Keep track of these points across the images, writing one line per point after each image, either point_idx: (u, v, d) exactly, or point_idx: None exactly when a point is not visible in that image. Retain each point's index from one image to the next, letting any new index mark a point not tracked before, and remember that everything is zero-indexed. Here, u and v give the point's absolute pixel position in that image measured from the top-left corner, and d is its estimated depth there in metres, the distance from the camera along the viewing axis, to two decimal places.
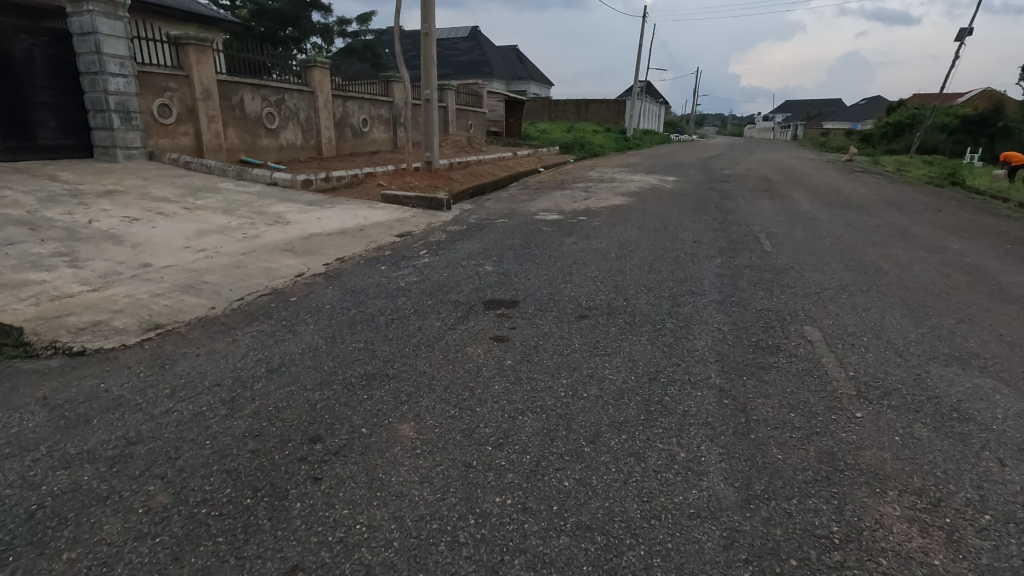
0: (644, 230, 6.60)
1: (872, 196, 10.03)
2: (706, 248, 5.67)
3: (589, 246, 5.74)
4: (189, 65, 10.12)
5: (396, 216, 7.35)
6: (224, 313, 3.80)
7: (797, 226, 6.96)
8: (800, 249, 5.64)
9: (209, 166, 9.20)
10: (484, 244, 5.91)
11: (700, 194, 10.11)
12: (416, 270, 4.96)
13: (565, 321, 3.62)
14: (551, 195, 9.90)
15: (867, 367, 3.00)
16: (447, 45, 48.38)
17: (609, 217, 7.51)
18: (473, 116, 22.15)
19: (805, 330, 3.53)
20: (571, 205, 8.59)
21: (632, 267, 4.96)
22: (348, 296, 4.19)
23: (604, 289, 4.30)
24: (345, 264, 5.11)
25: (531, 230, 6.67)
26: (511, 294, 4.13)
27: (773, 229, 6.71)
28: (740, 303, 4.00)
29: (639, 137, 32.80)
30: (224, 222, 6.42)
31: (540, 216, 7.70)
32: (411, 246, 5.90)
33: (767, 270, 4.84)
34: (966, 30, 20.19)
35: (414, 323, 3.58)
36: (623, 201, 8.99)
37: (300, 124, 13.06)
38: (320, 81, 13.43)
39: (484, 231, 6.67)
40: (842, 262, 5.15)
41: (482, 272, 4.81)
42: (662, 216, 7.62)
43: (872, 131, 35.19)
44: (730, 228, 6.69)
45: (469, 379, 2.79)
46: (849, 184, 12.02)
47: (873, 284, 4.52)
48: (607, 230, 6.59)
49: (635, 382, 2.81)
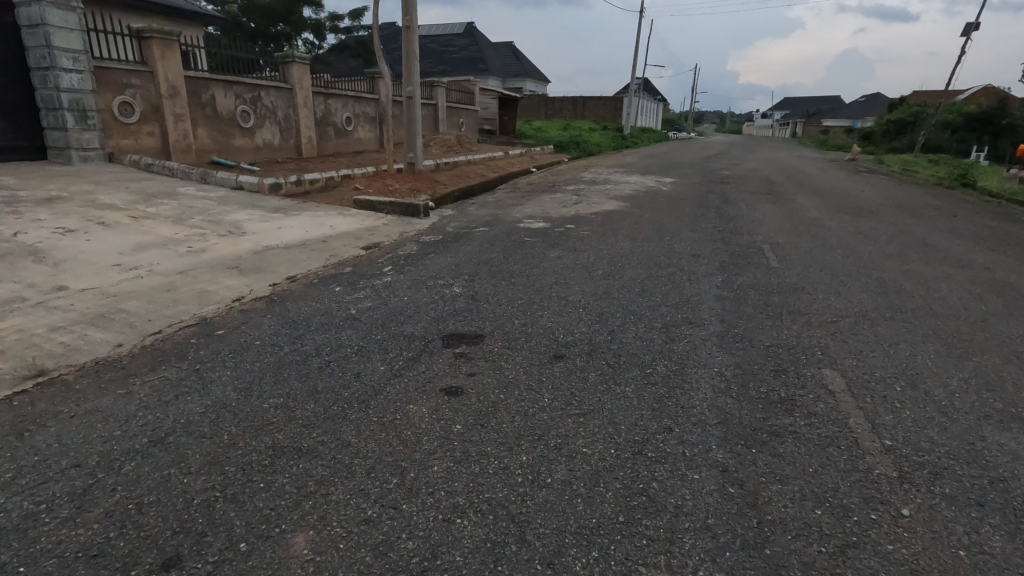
0: (636, 241, 6.00)
1: (881, 200, 9.42)
2: (704, 264, 5.07)
3: (573, 261, 5.14)
4: (153, 59, 9.51)
5: (366, 224, 6.75)
6: (128, 352, 3.19)
7: (804, 236, 6.38)
8: (809, 265, 5.05)
9: (171, 169, 8.58)
10: (458, 259, 5.32)
11: (699, 197, 9.52)
12: (375, 290, 4.37)
13: (534, 364, 3.02)
14: (539, 199, 9.29)
15: (907, 431, 2.40)
16: (442, 41, 47.64)
17: (600, 226, 6.91)
18: (464, 114, 21.50)
19: (824, 375, 2.92)
20: (559, 211, 7.99)
21: (619, 288, 4.36)
22: (285, 328, 3.59)
23: (585, 318, 3.70)
24: (295, 285, 4.51)
25: (513, 241, 6.06)
26: (476, 327, 3.53)
27: (778, 239, 6.11)
28: (743, 337, 3.40)
29: (636, 135, 32.18)
30: (171, 232, 5.81)
31: (524, 224, 7.09)
32: (375, 261, 5.29)
33: (774, 293, 4.24)
34: (972, 24, 19.58)
35: (352, 367, 2.98)
36: (616, 206, 8.38)
37: (277, 123, 12.42)
38: (299, 77, 12.81)
39: (461, 242, 6.08)
40: (858, 282, 4.56)
41: (449, 294, 4.22)
42: (657, 223, 7.03)
43: (874, 128, 34.57)
44: (731, 239, 6.09)
45: (402, 455, 2.18)
46: (855, 186, 11.45)
47: (896, 310, 3.93)
48: (595, 241, 5.99)
49: (615, 458, 2.20)
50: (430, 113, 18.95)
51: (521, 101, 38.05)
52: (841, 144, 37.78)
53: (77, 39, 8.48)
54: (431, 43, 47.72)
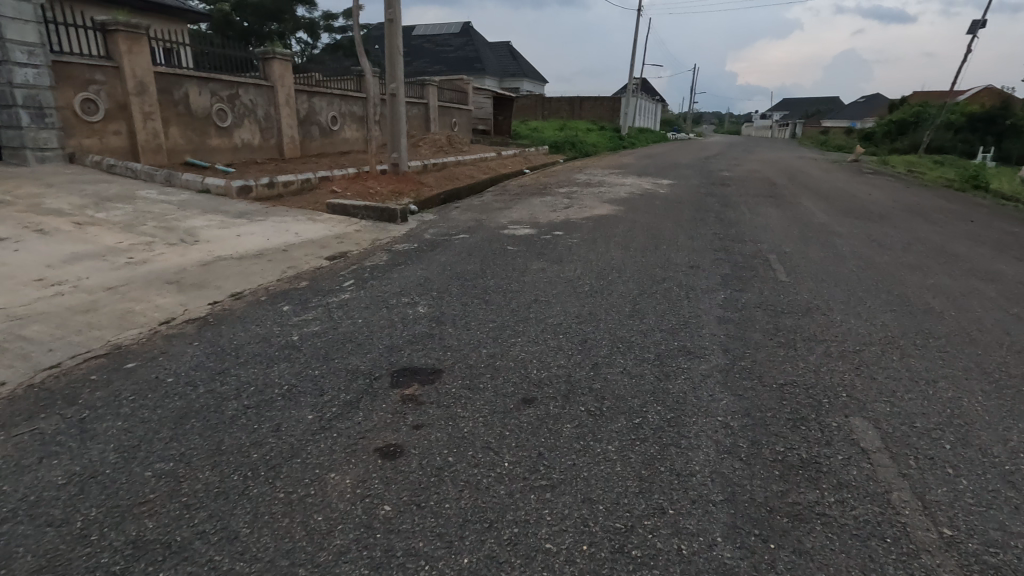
0: (629, 250, 5.46)
1: (891, 203, 8.91)
2: (704, 278, 4.52)
3: (557, 274, 4.59)
4: (119, 54, 8.97)
5: (337, 231, 6.21)
6: (8, 393, 2.64)
7: (812, 244, 5.85)
8: (821, 279, 4.51)
9: (135, 170, 8.04)
10: (429, 271, 4.78)
11: (698, 200, 8.98)
12: (328, 310, 3.82)
13: (496, 411, 2.47)
14: (528, 203, 8.76)
15: (968, 515, 1.86)
16: (438, 41, 47.08)
17: (590, 232, 6.38)
18: (457, 114, 20.95)
19: (853, 427, 2.38)
20: (548, 215, 7.45)
21: (607, 307, 3.81)
22: (210, 359, 3.04)
23: (565, 347, 3.16)
24: (238, 303, 3.96)
25: (494, 250, 5.52)
26: (435, 359, 2.98)
27: (784, 248, 5.59)
28: (750, 373, 2.86)
29: (634, 136, 31.70)
30: (115, 240, 5.26)
31: (508, 230, 6.56)
32: (338, 274, 4.75)
33: (785, 314, 3.70)
34: (978, 21, 19.10)
35: (273, 416, 2.42)
36: (609, 210, 7.85)
37: (256, 122, 11.88)
38: (281, 74, 12.26)
39: (437, 251, 5.54)
40: (878, 300, 4.02)
41: (411, 316, 3.67)
42: (653, 230, 6.49)
43: (875, 129, 34.11)
44: (733, 248, 5.55)
45: (304, 555, 1.65)
46: (861, 187, 10.94)
47: (926, 335, 3.39)
48: (584, 251, 5.45)
49: (588, 560, 1.66)
50: (421, 113, 18.40)
51: (517, 101, 37.54)
52: (841, 144, 37.32)
53: (32, 31, 7.99)
54: (427, 43, 47.16)
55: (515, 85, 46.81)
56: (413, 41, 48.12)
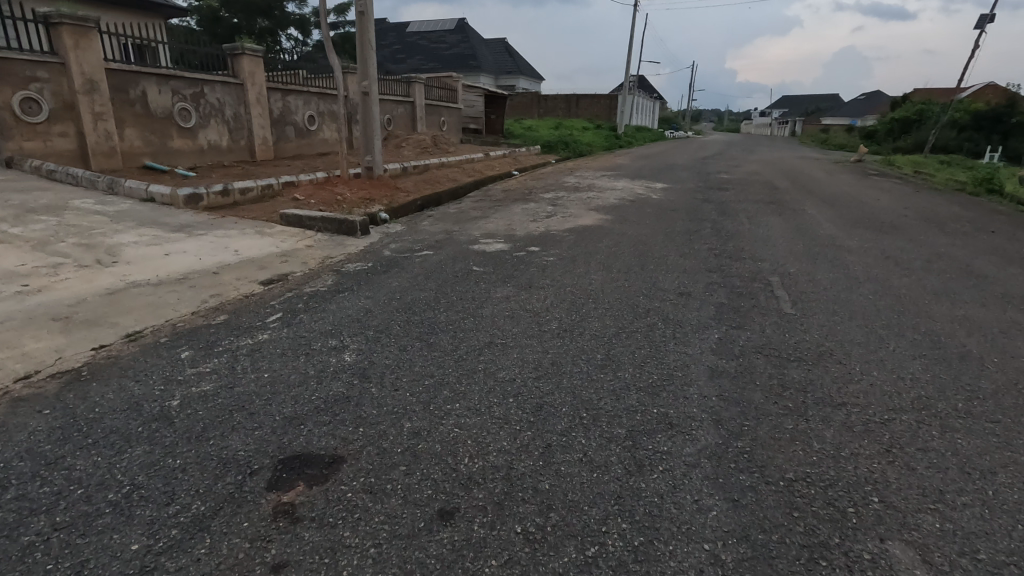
0: (610, 271, 4.78)
1: (901, 210, 8.24)
2: (693, 310, 3.83)
3: (521, 306, 3.91)
4: (64, 49, 8.29)
5: (284, 248, 5.52)
6: None
7: (819, 262, 5.18)
8: (830, 312, 3.83)
9: (76, 176, 7.38)
10: (375, 300, 4.10)
11: (693, 208, 8.29)
12: (234, 357, 3.14)
13: (394, 534, 1.79)
14: (509, 210, 8.09)
15: None
16: (432, 38, 46.28)
17: (570, 247, 5.70)
18: (446, 112, 20.21)
19: (892, 562, 1.70)
20: (527, 227, 6.76)
21: (572, 354, 3.14)
22: (49, 438, 2.34)
23: (510, 417, 2.48)
24: (130, 348, 3.27)
25: (457, 271, 4.85)
26: (337, 440, 2.30)
27: (786, 268, 4.92)
28: (746, 462, 2.18)
29: (631, 135, 31.01)
30: (19, 261, 4.58)
31: (479, 245, 5.87)
32: (268, 304, 4.08)
33: (790, 364, 3.03)
34: (986, 15, 18.40)
35: (82, 546, 1.74)
36: (595, 220, 7.17)
37: (223, 123, 11.18)
38: (250, 72, 11.57)
39: (392, 273, 4.86)
40: (901, 341, 3.35)
41: (331, 367, 2.99)
42: (640, 245, 5.81)
43: (877, 126, 33.44)
44: (729, 269, 4.86)
45: None
46: (866, 191, 10.27)
47: (966, 394, 2.73)
48: (559, 272, 4.77)
49: None
50: (407, 112, 17.68)
51: (512, 99, 36.81)
52: (842, 142, 36.66)
53: None
54: (422, 40, 46.35)
55: (511, 83, 46.05)
56: (407, 38, 47.32)
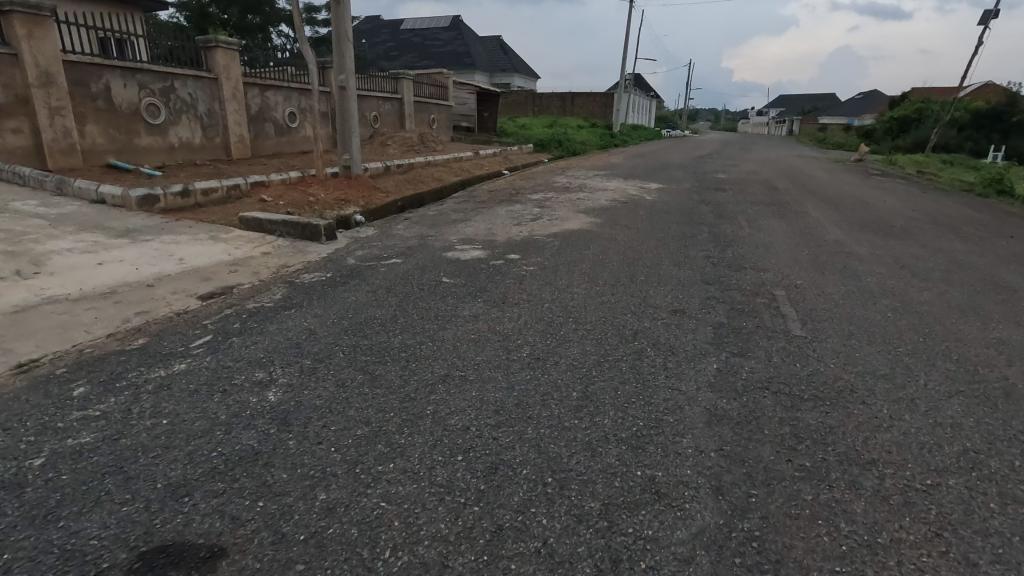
0: (596, 284, 4.26)
1: (909, 212, 7.77)
2: (688, 334, 3.32)
3: (489, 328, 3.39)
4: (16, 39, 7.72)
5: (237, 256, 4.99)
6: None
7: (827, 273, 4.68)
8: (845, 334, 3.33)
9: (23, 175, 6.83)
10: (323, 320, 3.57)
11: (689, 210, 7.78)
12: (135, 396, 2.60)
13: None
14: (493, 213, 7.58)
15: None
16: (426, 35, 45.66)
17: (553, 254, 5.18)
18: (436, 110, 19.66)
19: None
20: (509, 232, 6.23)
21: (541, 393, 2.61)
22: None
23: (454, 484, 1.96)
24: (14, 384, 2.73)
25: (423, 283, 4.33)
26: (225, 521, 1.77)
27: (790, 280, 4.43)
28: (754, 555, 1.66)
29: (627, 134, 30.55)
30: None
31: (453, 252, 5.35)
32: (199, 324, 3.54)
33: (803, 406, 2.52)
34: (989, 12, 17.99)
35: None
36: (583, 224, 6.65)
37: (196, 119, 10.62)
38: (225, 66, 11.02)
39: (351, 285, 4.33)
40: (931, 375, 2.84)
41: (247, 410, 2.46)
42: (631, 252, 5.29)
43: (875, 125, 33.05)
44: (728, 282, 4.35)
45: None
46: (871, 192, 9.77)
47: (1020, 447, 2.23)
48: (537, 285, 4.24)
49: None
50: (394, 109, 17.12)
51: (506, 97, 36.29)
52: (839, 142, 36.29)
53: None
54: (416, 37, 45.72)
55: (506, 81, 45.56)
56: (401, 35, 46.68)
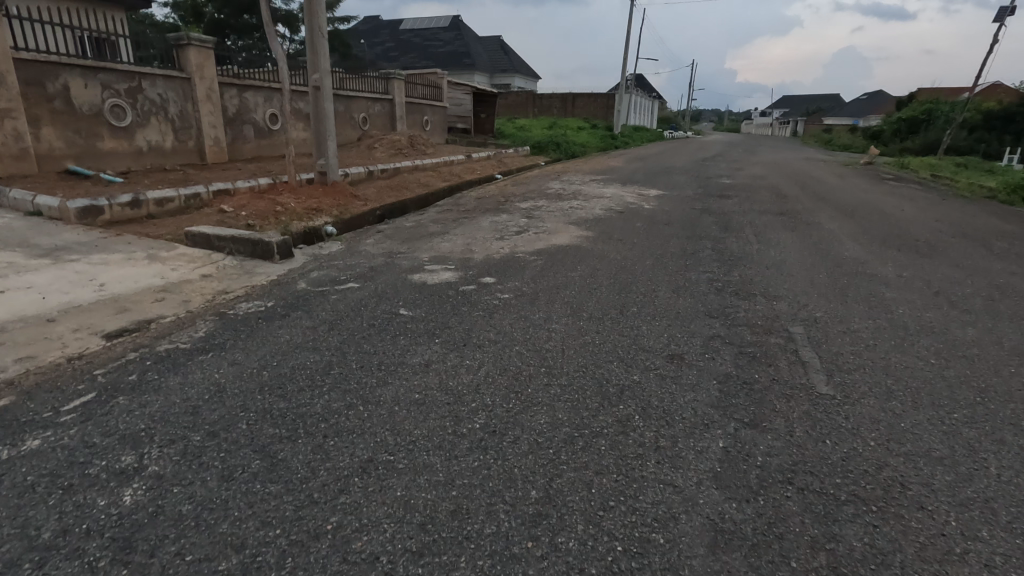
0: (578, 318, 3.61)
1: (931, 223, 7.09)
2: (686, 393, 2.66)
3: (440, 384, 2.74)
4: None
5: (169, 281, 4.35)
6: None
7: (850, 302, 4.02)
8: (881, 395, 2.67)
9: None
10: (240, 369, 2.93)
11: (691, 220, 7.13)
12: None
13: None
14: (475, 224, 6.94)
15: None
16: (426, 35, 45.10)
17: (534, 277, 4.53)
18: (430, 111, 19.03)
19: None
20: (489, 249, 5.60)
21: (489, 492, 1.96)
22: None
23: None
24: None
25: (376, 317, 3.68)
26: None
27: (808, 313, 3.77)
28: None
29: (628, 135, 29.88)
30: None
31: (421, 274, 4.70)
32: (88, 374, 2.90)
33: (839, 514, 1.87)
34: (1005, 8, 17.26)
35: None
36: (573, 238, 6.01)
37: (166, 122, 10.02)
38: (198, 65, 10.41)
39: (292, 317, 3.70)
40: (1002, 458, 2.18)
41: (83, 523, 1.81)
42: (623, 274, 4.65)
43: (883, 126, 32.24)
44: (734, 314, 3.70)
45: None
46: (886, 199, 9.10)
47: None
48: (510, 319, 3.60)
49: None
50: (385, 110, 16.50)
51: (506, 98, 35.67)
52: (845, 144, 35.54)
53: None
54: (415, 37, 45.15)
55: (506, 81, 44.94)
56: (400, 35, 46.13)
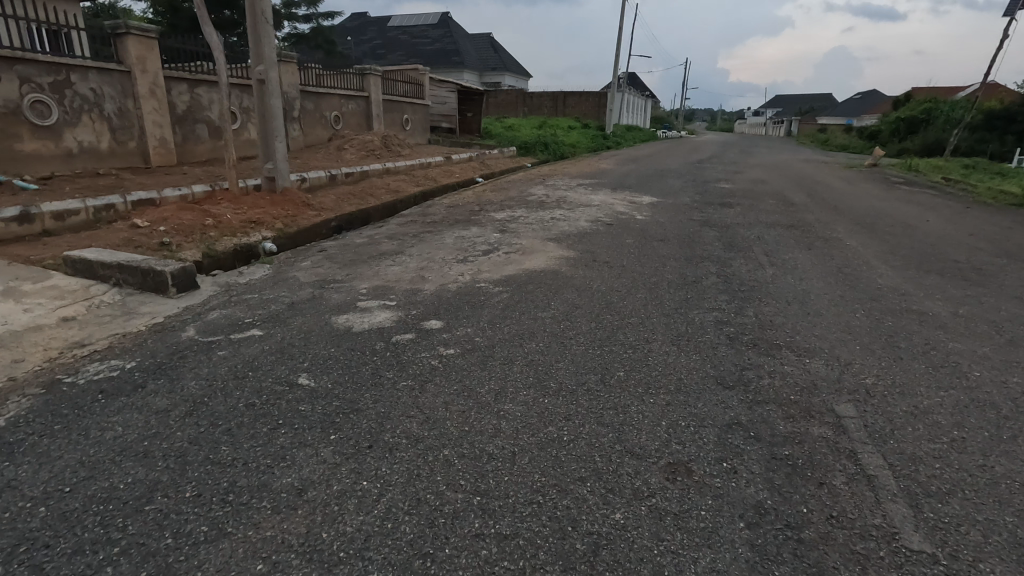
0: (543, 393, 2.61)
1: (965, 237, 6.16)
2: (697, 553, 1.68)
3: (309, 536, 1.73)
4: None
5: (9, 330, 3.30)
6: None
7: (905, 358, 3.04)
8: (1008, 557, 1.68)
9: None
10: (8, 503, 1.88)
11: (690, 234, 6.14)
12: None
13: None
14: (438, 239, 5.94)
15: None
16: (414, 32, 44.00)
17: (492, 321, 3.52)
18: (410, 109, 17.98)
19: None
20: (448, 275, 4.59)
21: None
22: None
23: None
24: None
25: (263, 390, 2.66)
26: None
27: (854, 379, 2.79)
28: None
29: (621, 135, 28.96)
30: None
31: (352, 314, 3.69)
32: None
33: None
34: (1014, 4, 16.46)
35: None
36: (550, 261, 5.00)
37: (102, 121, 8.91)
38: (140, 57, 9.32)
39: (147, 391, 2.65)
40: None
41: None
42: (607, 315, 3.64)
43: (881, 127, 31.52)
44: (756, 385, 2.71)
45: None
46: (903, 208, 8.18)
47: None
48: (447, 395, 2.59)
49: None
50: (360, 109, 15.42)
51: (495, 96, 34.65)
52: (842, 144, 34.79)
53: None
54: (403, 34, 43.99)
55: (497, 80, 43.93)
56: (388, 33, 44.95)
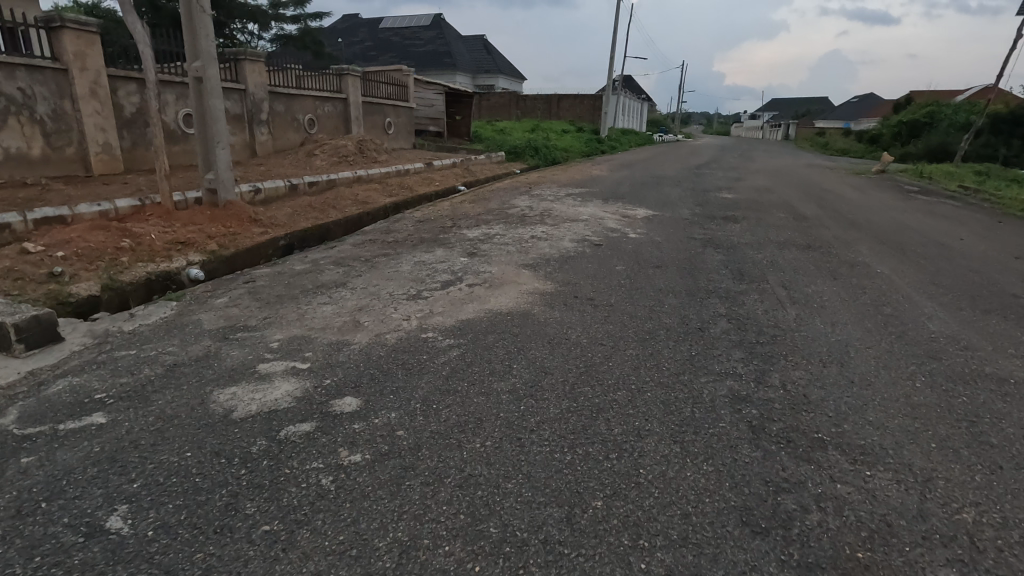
0: (474, 556, 1.67)
1: (1012, 262, 5.27)
2: None
3: None
4: None
5: None
6: None
7: (1006, 469, 2.13)
8: None
9: None
10: None
11: (692, 259, 5.24)
12: None
13: None
14: (393, 266, 5.01)
15: None
16: (406, 34, 43.15)
17: (427, 400, 2.59)
18: (393, 112, 17.07)
19: None
20: (391, 318, 3.66)
21: None
22: None
23: None
24: None
25: (44, 542, 1.73)
26: None
27: (944, 516, 1.87)
28: None
29: (616, 139, 28.11)
30: None
31: (242, 386, 2.74)
32: None
33: None
34: None
35: None
36: (522, 297, 4.08)
37: (32, 124, 7.96)
38: (78, 54, 8.35)
39: None
40: None
41: None
42: (585, 388, 2.72)
43: (882, 131, 30.78)
44: (803, 532, 1.78)
45: None
46: (928, 222, 7.30)
47: None
48: (324, 559, 1.66)
49: None
50: (337, 112, 14.47)
51: (488, 99, 33.80)
52: (842, 148, 34.05)
53: None
54: (394, 35, 43.10)
55: (490, 82, 43.07)
56: (379, 35, 44.05)
